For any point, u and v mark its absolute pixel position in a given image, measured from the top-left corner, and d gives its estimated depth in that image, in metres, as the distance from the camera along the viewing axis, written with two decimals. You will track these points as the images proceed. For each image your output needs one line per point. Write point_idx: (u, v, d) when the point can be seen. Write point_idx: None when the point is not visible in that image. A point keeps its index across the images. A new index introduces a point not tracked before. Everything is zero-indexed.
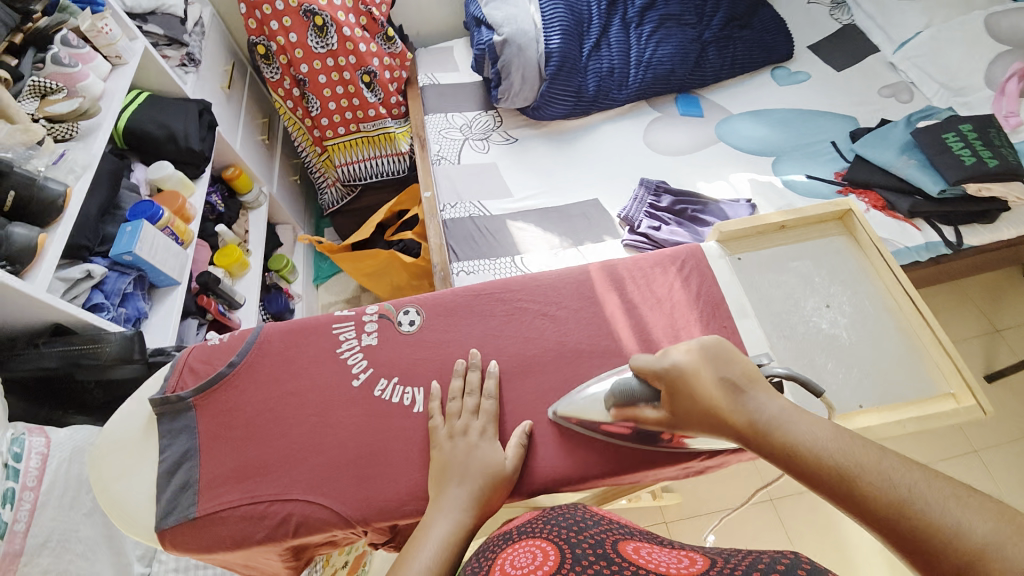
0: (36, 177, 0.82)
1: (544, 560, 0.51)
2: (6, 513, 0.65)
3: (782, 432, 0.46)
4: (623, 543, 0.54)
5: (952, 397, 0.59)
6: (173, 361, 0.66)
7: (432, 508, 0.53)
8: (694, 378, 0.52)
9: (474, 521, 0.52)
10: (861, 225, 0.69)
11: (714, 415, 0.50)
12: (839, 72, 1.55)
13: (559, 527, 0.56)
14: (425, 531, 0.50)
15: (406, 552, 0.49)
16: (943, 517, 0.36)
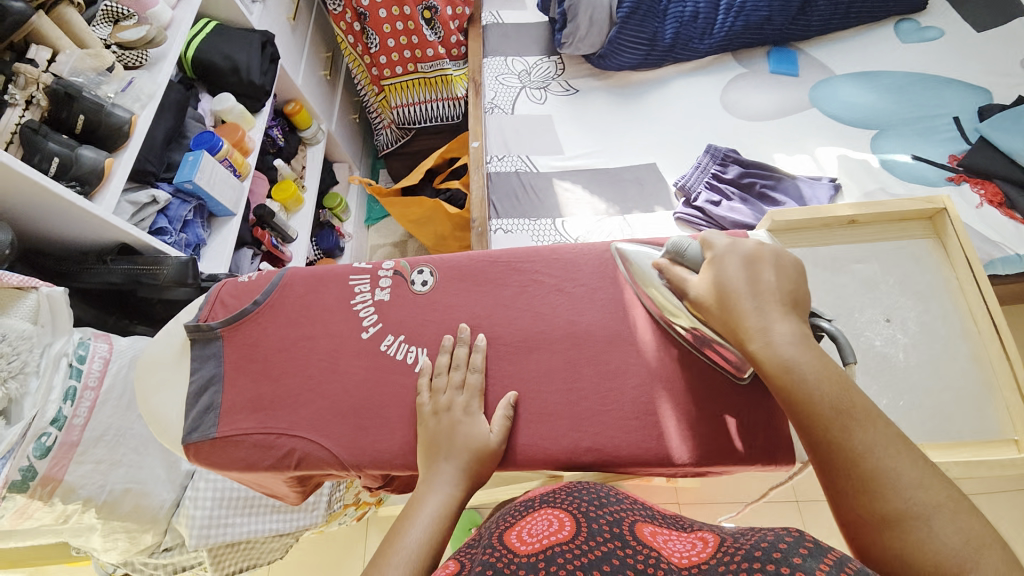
0: (103, 103, 0.88)
1: (558, 528, 0.48)
2: (68, 408, 0.75)
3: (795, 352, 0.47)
4: (641, 525, 0.50)
5: (1014, 444, 0.53)
6: (208, 293, 0.70)
7: (422, 482, 0.54)
8: (742, 277, 0.52)
9: (463, 494, 0.54)
10: (953, 230, 0.58)
11: (738, 317, 0.51)
12: (978, 34, 1.28)
13: (580, 500, 0.52)
14: (415, 506, 0.52)
15: (396, 527, 0.51)
16: (891, 479, 0.42)
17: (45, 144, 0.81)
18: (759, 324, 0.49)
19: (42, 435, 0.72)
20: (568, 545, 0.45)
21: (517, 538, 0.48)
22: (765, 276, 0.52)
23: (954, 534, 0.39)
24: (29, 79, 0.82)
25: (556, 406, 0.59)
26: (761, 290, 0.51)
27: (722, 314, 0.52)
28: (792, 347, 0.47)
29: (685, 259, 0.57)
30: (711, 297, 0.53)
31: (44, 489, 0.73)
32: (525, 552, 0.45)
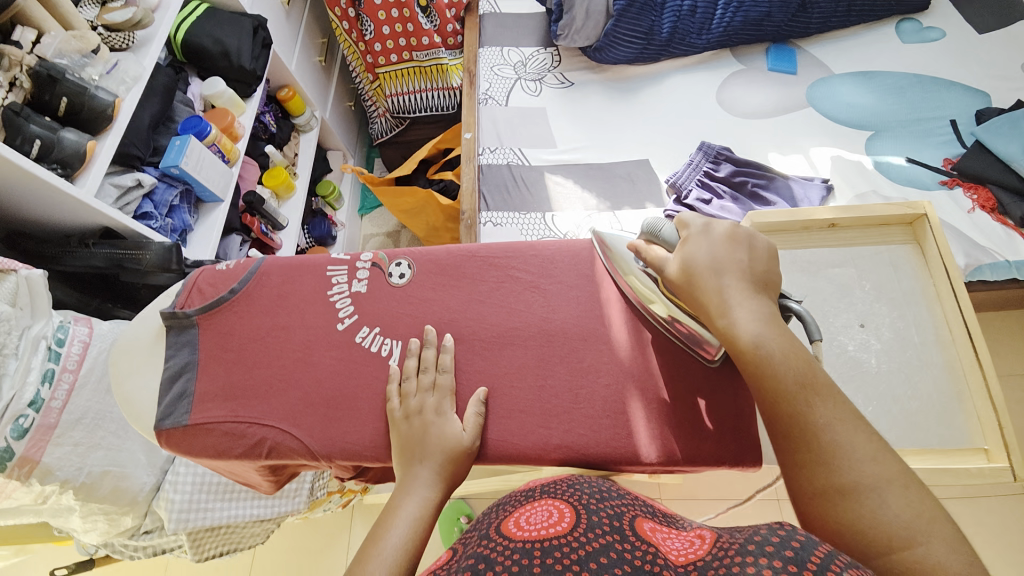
0: (87, 86, 0.87)
1: (559, 520, 0.49)
2: (45, 390, 0.76)
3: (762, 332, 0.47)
4: (641, 520, 0.51)
5: (984, 454, 0.52)
6: (185, 280, 0.69)
7: (399, 488, 0.54)
8: (717, 255, 0.51)
9: (440, 496, 0.55)
10: (933, 236, 0.57)
11: (705, 295, 0.50)
12: (978, 37, 1.27)
13: (580, 494, 0.53)
14: (394, 509, 0.53)
15: (377, 530, 0.51)
16: (847, 455, 0.43)
17: (27, 127, 0.79)
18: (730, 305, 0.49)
19: (20, 417, 0.72)
20: (565, 537, 0.46)
21: (515, 526, 0.49)
22: (740, 254, 0.51)
23: (897, 507, 0.41)
24: (13, 61, 0.80)
25: (526, 402, 0.59)
26: (735, 269, 0.50)
27: (693, 292, 0.51)
28: (760, 325, 0.48)
29: (660, 240, 0.57)
30: (683, 277, 0.52)
31: (21, 469, 0.74)
32: (523, 539, 0.46)
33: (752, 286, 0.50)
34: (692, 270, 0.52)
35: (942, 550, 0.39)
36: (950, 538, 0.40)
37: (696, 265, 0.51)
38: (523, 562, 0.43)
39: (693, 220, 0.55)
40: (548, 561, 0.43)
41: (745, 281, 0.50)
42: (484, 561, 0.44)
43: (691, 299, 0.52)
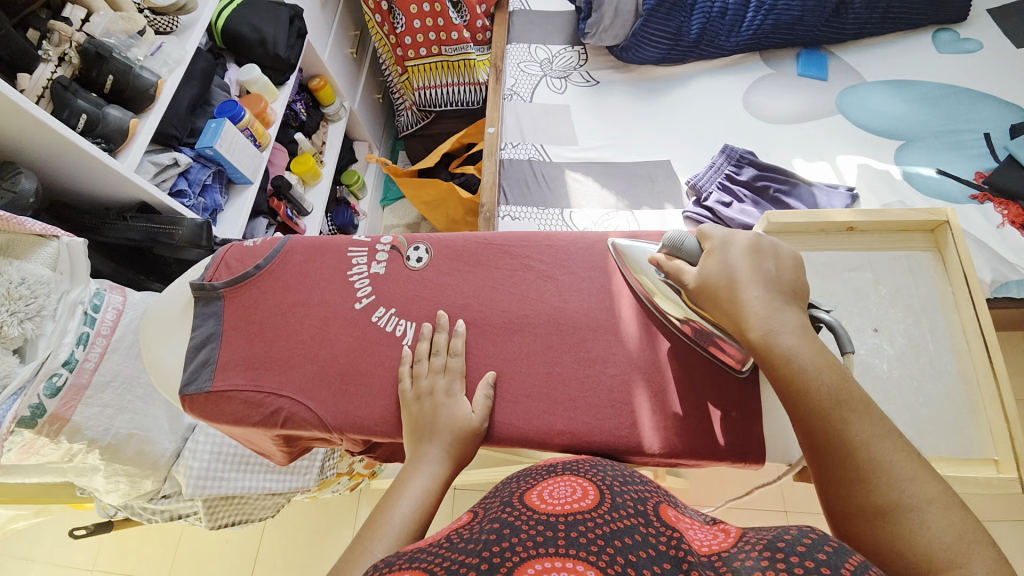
0: (132, 66, 0.92)
1: (582, 497, 0.47)
2: (79, 351, 0.80)
3: (796, 344, 0.47)
4: (665, 507, 0.49)
5: (994, 465, 0.51)
6: (214, 254, 0.73)
7: (409, 463, 0.56)
8: (745, 265, 0.52)
9: (450, 471, 0.56)
10: (955, 245, 0.56)
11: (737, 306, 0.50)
12: (1019, 49, 1.23)
13: (604, 475, 0.52)
14: (402, 483, 0.54)
15: (385, 502, 0.52)
16: (886, 473, 0.43)
17: (74, 101, 0.84)
18: (762, 316, 0.49)
19: (53, 375, 0.76)
20: (590, 513, 0.45)
21: (538, 497, 0.48)
22: (767, 264, 0.52)
23: (944, 526, 0.40)
24: (63, 37, 0.86)
25: (534, 388, 0.60)
26: (765, 280, 0.51)
27: (726, 302, 0.51)
28: (793, 336, 0.48)
29: (682, 252, 0.56)
30: (711, 288, 0.52)
31: (51, 426, 0.77)
32: (547, 511, 0.45)
33: (784, 297, 0.50)
34: (719, 283, 0.52)
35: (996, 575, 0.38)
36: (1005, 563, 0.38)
37: (724, 276, 0.52)
38: (547, 534, 0.42)
39: (716, 232, 0.55)
40: (574, 537, 0.42)
41: (770, 292, 0.50)
42: (507, 529, 0.43)
43: (720, 309, 0.51)
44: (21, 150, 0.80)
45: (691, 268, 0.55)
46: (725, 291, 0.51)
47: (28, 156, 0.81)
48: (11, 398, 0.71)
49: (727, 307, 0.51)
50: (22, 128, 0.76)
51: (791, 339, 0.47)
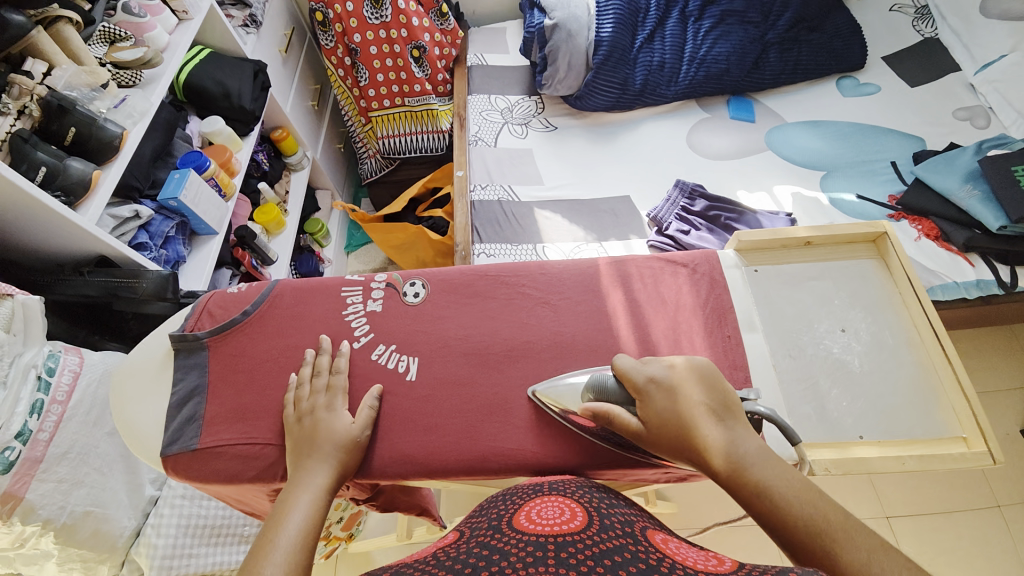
0: (96, 117, 0.90)
1: (572, 518, 0.49)
2: (33, 421, 0.73)
3: (756, 471, 0.47)
4: (652, 532, 0.51)
5: (963, 441, 0.55)
6: (195, 303, 0.70)
7: (290, 483, 0.54)
8: (677, 395, 0.52)
9: (334, 486, 0.54)
10: (894, 251, 0.65)
11: (683, 435, 0.51)
12: (912, 89, 1.43)
13: (591, 497, 0.53)
14: (286, 503, 0.51)
15: (274, 520, 0.49)
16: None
17: (34, 154, 0.81)
18: (710, 446, 0.49)
19: (5, 450, 0.69)
20: (579, 534, 0.46)
21: (527, 519, 0.50)
22: (696, 394, 0.52)
23: None
24: (23, 90, 0.83)
25: (542, 413, 0.60)
26: (698, 411, 0.51)
27: (676, 434, 0.51)
28: (750, 462, 0.48)
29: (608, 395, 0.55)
30: (656, 419, 0.52)
31: (3, 507, 0.69)
32: (535, 532, 0.47)
33: (727, 425, 0.51)
34: (660, 413, 0.52)
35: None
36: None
37: (666, 409, 0.52)
38: (537, 554, 0.43)
39: (629, 363, 0.55)
40: (563, 556, 0.43)
41: (715, 419, 0.51)
42: (496, 553, 0.44)
43: (671, 444, 0.51)
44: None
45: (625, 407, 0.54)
46: (675, 427, 0.51)
47: None
48: None
49: (678, 440, 0.51)
50: None
51: (750, 465, 0.48)
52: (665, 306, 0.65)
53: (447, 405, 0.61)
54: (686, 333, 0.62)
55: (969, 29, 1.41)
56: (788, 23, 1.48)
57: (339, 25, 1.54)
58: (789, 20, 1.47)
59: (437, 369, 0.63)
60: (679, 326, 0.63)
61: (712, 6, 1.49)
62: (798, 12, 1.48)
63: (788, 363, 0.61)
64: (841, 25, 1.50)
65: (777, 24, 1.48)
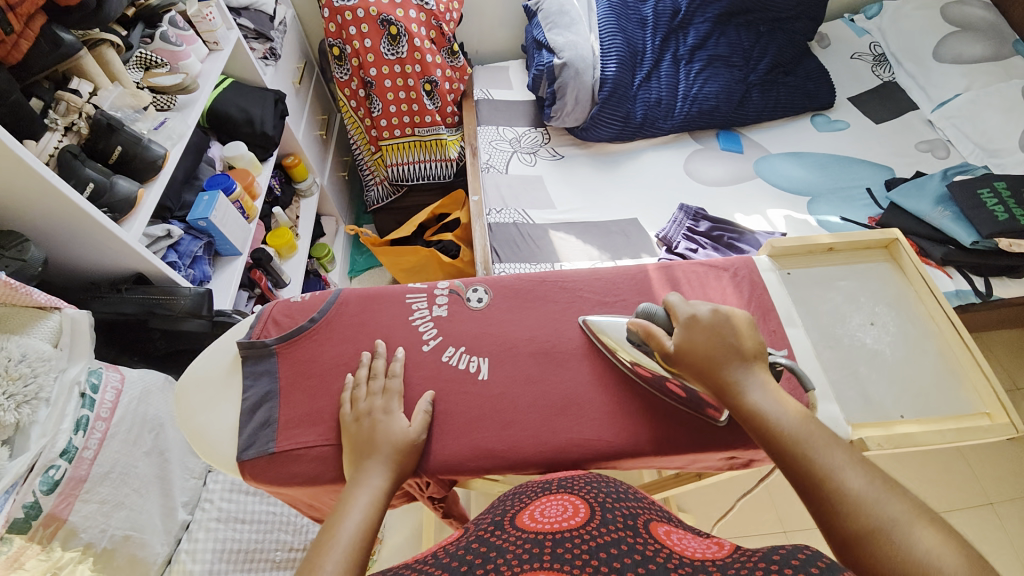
0: (141, 138, 0.91)
1: (574, 514, 0.51)
2: (78, 438, 0.71)
3: (765, 398, 0.53)
4: (656, 524, 0.52)
5: (987, 415, 0.63)
6: (258, 312, 0.71)
7: (351, 483, 0.55)
8: (715, 330, 0.58)
9: (389, 486, 0.56)
10: (906, 254, 0.75)
11: (707, 363, 0.56)
12: (877, 125, 1.61)
13: (597, 493, 0.55)
14: (345, 503, 0.53)
15: (331, 520, 0.51)
16: (860, 496, 0.45)
17: (83, 170, 0.81)
18: (732, 376, 0.55)
19: (50, 468, 0.67)
20: (576, 530, 0.48)
21: (531, 518, 0.52)
22: (732, 332, 0.58)
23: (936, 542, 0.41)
24: (71, 107, 0.84)
25: (613, 405, 0.64)
26: (729, 346, 0.57)
27: (700, 361, 0.56)
28: (761, 393, 0.54)
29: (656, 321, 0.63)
30: (686, 347, 0.57)
31: (44, 530, 0.68)
32: (536, 529, 0.49)
33: (749, 361, 0.56)
34: (695, 345, 0.57)
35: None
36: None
37: (698, 340, 0.57)
38: (534, 550, 0.45)
39: (678, 301, 0.62)
40: (560, 552, 0.44)
41: (740, 356, 0.56)
42: (496, 550, 0.46)
43: (699, 372, 0.56)
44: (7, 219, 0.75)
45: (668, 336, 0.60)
46: (704, 355, 0.56)
47: (13, 223, 0.76)
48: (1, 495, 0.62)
49: (707, 368, 0.56)
50: (29, 201, 0.73)
51: (762, 393, 0.54)
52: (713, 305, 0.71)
53: (522, 400, 0.65)
54: None
55: (926, 73, 1.63)
56: (767, 67, 1.65)
57: (355, 59, 1.61)
58: (767, 64, 1.65)
59: (508, 368, 0.67)
60: None
61: (700, 51, 1.65)
62: (775, 58, 1.66)
63: (829, 353, 0.68)
64: (811, 70, 1.69)
65: (757, 68, 1.66)
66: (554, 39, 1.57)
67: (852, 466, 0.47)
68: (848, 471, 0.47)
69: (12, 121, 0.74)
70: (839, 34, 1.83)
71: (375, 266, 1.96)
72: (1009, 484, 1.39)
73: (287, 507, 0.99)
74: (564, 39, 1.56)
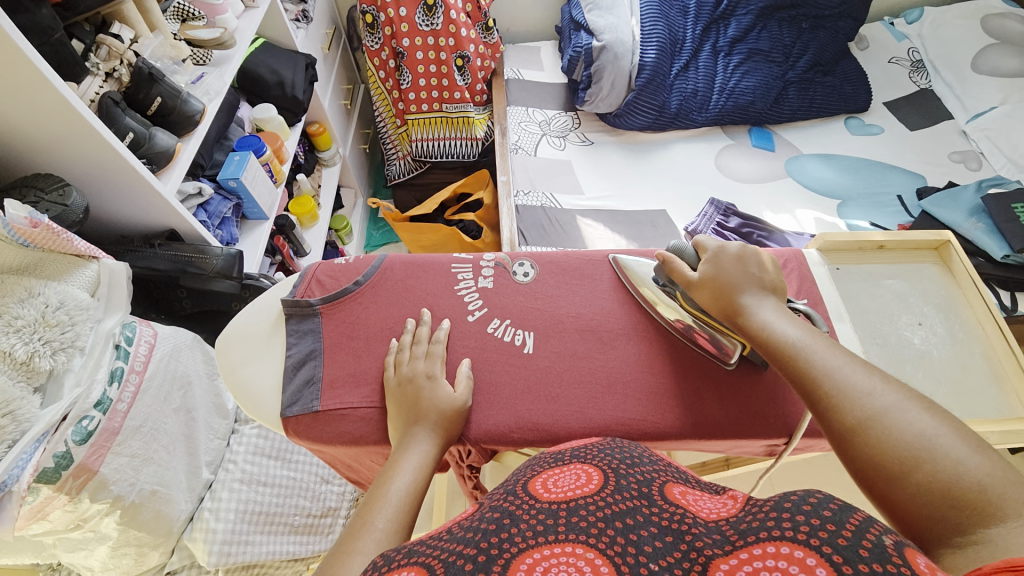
0: (181, 91, 0.89)
1: (587, 482, 0.46)
2: (113, 390, 0.70)
3: (773, 321, 0.55)
4: (671, 485, 0.47)
5: None
6: (303, 271, 0.70)
7: (399, 445, 0.55)
8: (737, 263, 0.60)
9: (437, 451, 0.56)
10: (957, 258, 0.77)
11: (726, 289, 0.58)
12: (911, 131, 1.58)
13: (610, 458, 0.51)
14: (395, 463, 0.53)
15: (382, 477, 0.52)
16: (856, 391, 0.47)
17: (123, 119, 0.79)
18: (746, 303, 0.57)
19: (84, 419, 0.67)
20: (591, 498, 0.43)
21: (542, 487, 0.47)
22: (756, 264, 0.60)
23: (922, 427, 0.43)
24: (113, 53, 0.81)
25: (659, 387, 0.64)
26: (745, 276, 0.59)
27: (716, 287, 0.59)
28: (771, 318, 0.55)
29: (684, 259, 0.64)
30: (707, 280, 0.60)
31: (74, 481, 0.67)
32: (549, 499, 0.44)
33: (765, 290, 0.59)
34: (720, 272, 0.59)
35: (967, 457, 0.40)
36: (979, 448, 0.40)
37: (722, 272, 0.59)
38: (548, 521, 0.40)
39: (706, 242, 0.63)
40: (575, 521, 0.40)
41: (759, 285, 0.58)
42: (507, 519, 0.41)
43: (716, 300, 0.59)
44: (42, 160, 0.73)
45: (692, 269, 0.63)
46: (722, 284, 0.59)
47: (52, 165, 0.74)
48: (32, 445, 0.61)
49: (723, 297, 0.58)
50: (69, 141, 0.71)
51: (769, 317, 0.55)
52: None
53: (568, 376, 0.64)
54: None
55: (963, 83, 1.60)
56: (806, 65, 1.62)
57: (388, 28, 1.58)
58: (807, 62, 1.62)
59: (554, 344, 0.67)
60: None
61: (741, 44, 1.62)
62: (815, 56, 1.63)
63: (877, 350, 0.69)
64: (849, 71, 1.65)
65: (796, 65, 1.62)
66: (593, 21, 1.55)
67: (850, 365, 0.49)
68: (845, 370, 0.48)
69: (54, 62, 0.71)
70: (878, 37, 1.79)
71: (391, 241, 1.93)
72: None
73: (305, 473, 0.98)
74: (605, 22, 1.54)
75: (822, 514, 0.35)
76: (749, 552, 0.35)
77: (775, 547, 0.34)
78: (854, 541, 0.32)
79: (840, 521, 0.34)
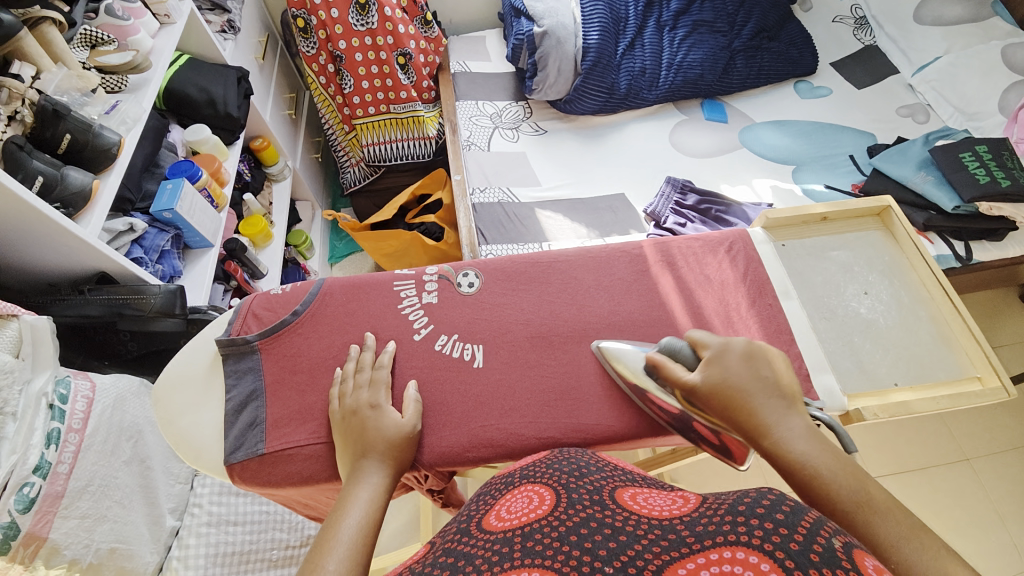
0: (91, 123, 0.83)
1: (539, 504, 0.45)
2: (52, 452, 0.67)
3: (797, 443, 0.49)
4: (622, 490, 0.46)
5: (978, 379, 0.66)
6: (237, 307, 0.67)
7: (348, 480, 0.52)
8: (744, 365, 0.55)
9: (391, 480, 0.54)
10: (898, 221, 0.77)
11: (741, 398, 0.53)
12: (859, 90, 1.58)
13: (559, 474, 0.50)
14: (345, 499, 0.50)
15: (333, 516, 0.49)
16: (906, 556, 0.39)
17: (30, 162, 0.74)
18: (768, 418, 0.51)
19: (24, 486, 0.63)
20: (546, 518, 0.42)
21: (497, 518, 0.45)
22: (765, 366, 0.56)
23: None
24: (13, 94, 0.75)
25: (614, 387, 0.63)
26: (762, 380, 0.54)
27: (725, 395, 0.53)
28: (794, 433, 0.50)
29: (680, 357, 0.59)
30: (714, 388, 0.54)
31: (26, 549, 0.64)
32: (503, 529, 0.43)
33: (786, 401, 0.53)
34: (728, 380, 0.54)
35: None
36: None
37: (728, 380, 0.54)
38: (503, 550, 0.39)
39: (707, 339, 0.59)
40: (531, 545, 0.39)
41: (775, 396, 0.53)
42: (463, 559, 0.39)
43: (725, 406, 0.53)
44: None
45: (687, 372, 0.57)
46: (739, 395, 0.53)
47: None
48: None
49: (739, 405, 0.53)
50: None
51: (796, 439, 0.50)
52: (711, 282, 0.71)
53: (521, 387, 0.63)
54: (735, 305, 0.69)
55: (906, 36, 1.61)
56: (751, 32, 1.60)
57: (322, 31, 1.51)
58: (751, 30, 1.60)
59: (504, 354, 0.65)
60: (728, 300, 0.70)
61: (684, 17, 1.60)
62: (759, 23, 1.61)
63: (825, 324, 0.70)
64: (795, 35, 1.64)
65: (741, 33, 1.61)
66: (533, 6, 1.52)
67: (897, 523, 0.42)
68: (889, 527, 0.42)
69: None
70: None
71: (356, 252, 1.88)
72: (1010, 436, 1.33)
73: (278, 506, 0.95)
74: (544, 6, 1.51)
75: (775, 517, 0.34)
76: (706, 557, 0.33)
77: (730, 552, 0.33)
78: (805, 544, 0.32)
79: (793, 524, 0.34)
